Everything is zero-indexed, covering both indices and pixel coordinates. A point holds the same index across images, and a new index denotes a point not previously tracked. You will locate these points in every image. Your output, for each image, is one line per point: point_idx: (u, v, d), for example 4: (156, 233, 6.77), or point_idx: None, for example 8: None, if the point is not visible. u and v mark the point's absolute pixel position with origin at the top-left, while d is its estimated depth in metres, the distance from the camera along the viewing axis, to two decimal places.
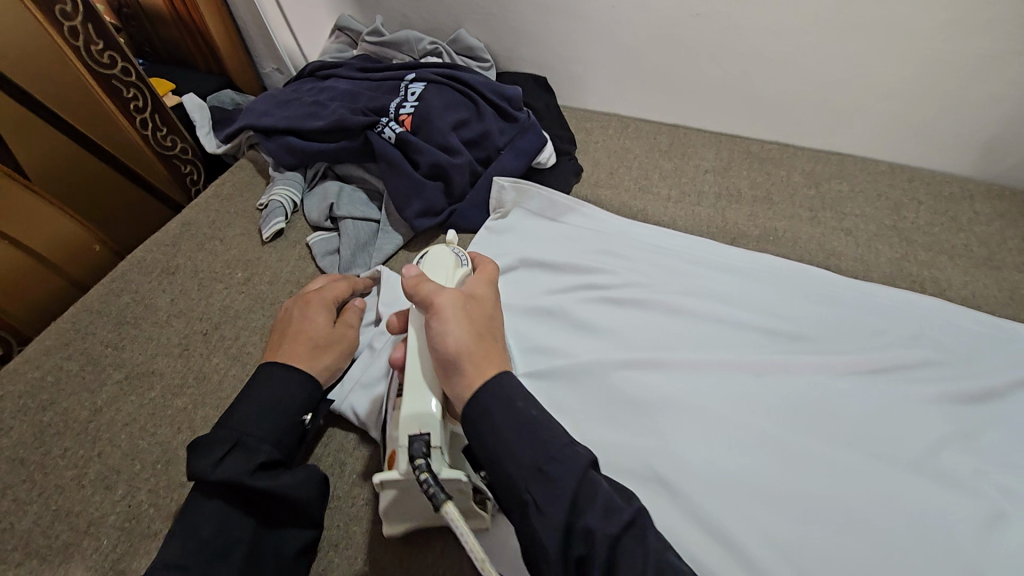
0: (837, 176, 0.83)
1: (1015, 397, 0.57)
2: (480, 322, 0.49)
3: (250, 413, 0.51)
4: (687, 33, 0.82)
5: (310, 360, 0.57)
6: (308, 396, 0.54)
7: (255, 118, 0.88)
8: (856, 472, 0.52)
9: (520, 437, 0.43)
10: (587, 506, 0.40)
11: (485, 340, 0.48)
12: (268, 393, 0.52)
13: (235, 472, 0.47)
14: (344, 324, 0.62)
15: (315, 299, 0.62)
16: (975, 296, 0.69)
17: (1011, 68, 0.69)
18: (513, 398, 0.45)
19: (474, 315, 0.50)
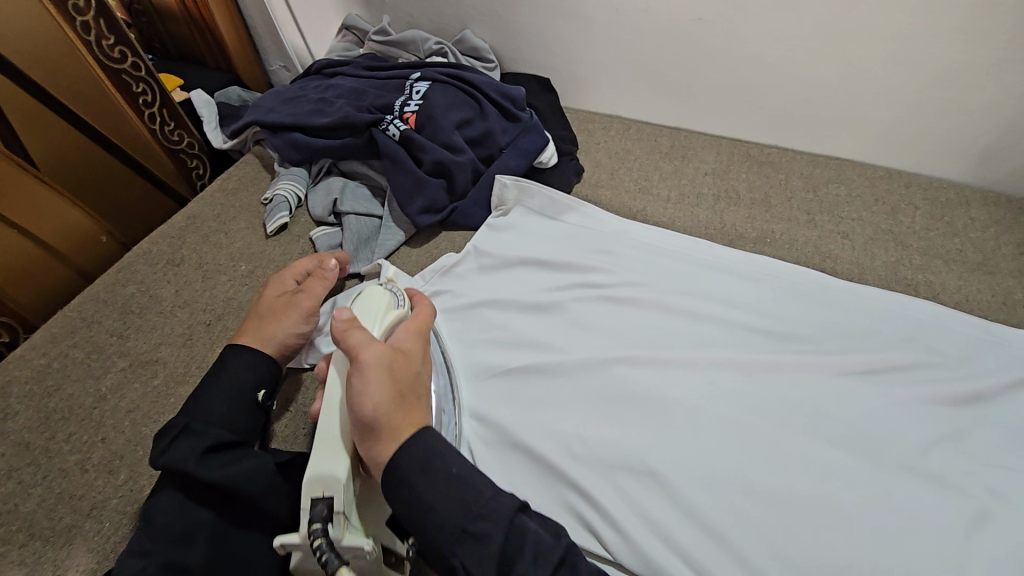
0: (836, 180, 0.84)
1: (1003, 399, 0.58)
2: (409, 380, 0.48)
3: (202, 399, 0.53)
4: (690, 38, 0.83)
5: (253, 334, 0.59)
6: (256, 372, 0.56)
7: (262, 114, 0.89)
8: (846, 467, 0.53)
9: (445, 502, 0.43)
10: (516, 554, 0.41)
11: (409, 400, 0.47)
12: (220, 379, 0.54)
13: (179, 459, 0.49)
14: (303, 295, 0.63)
15: (275, 278, 0.65)
16: (969, 300, 0.70)
17: (1007, 76, 0.70)
18: (432, 456, 0.44)
19: (404, 373, 0.48)
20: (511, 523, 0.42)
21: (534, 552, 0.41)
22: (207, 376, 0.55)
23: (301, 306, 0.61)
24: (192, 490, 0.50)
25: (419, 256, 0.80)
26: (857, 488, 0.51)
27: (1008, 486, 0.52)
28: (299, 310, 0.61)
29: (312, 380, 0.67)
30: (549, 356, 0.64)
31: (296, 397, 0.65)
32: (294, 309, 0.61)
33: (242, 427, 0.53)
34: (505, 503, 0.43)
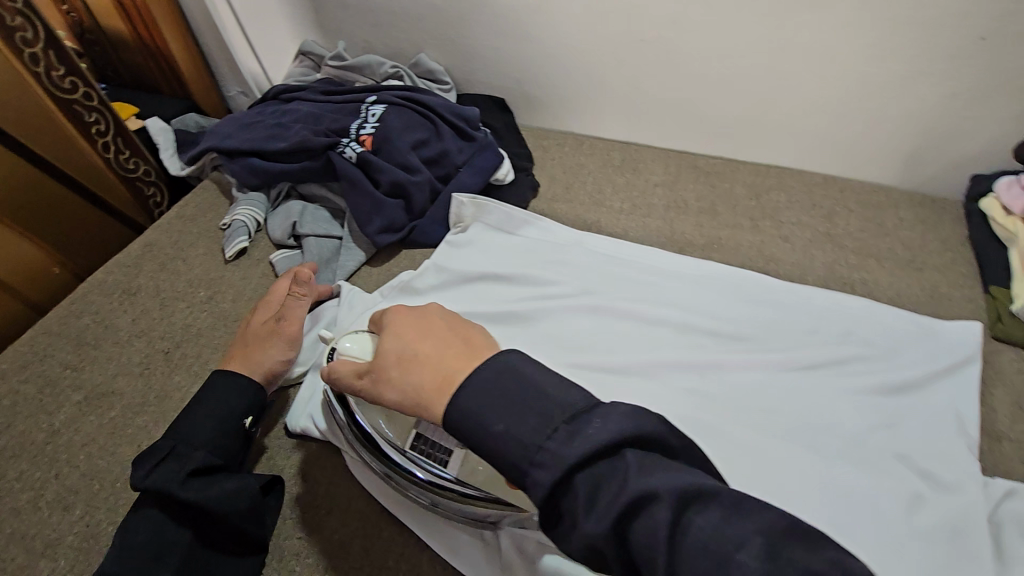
0: (776, 187, 0.89)
1: (931, 386, 0.62)
2: (419, 348, 0.46)
3: (190, 422, 0.55)
4: (633, 57, 0.87)
5: (238, 359, 0.61)
6: (246, 397, 0.58)
7: (218, 140, 0.89)
8: (793, 458, 0.56)
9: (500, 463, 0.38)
10: (575, 502, 0.35)
11: (430, 360, 0.44)
12: (208, 401, 0.56)
13: (163, 480, 0.50)
14: (287, 321, 0.65)
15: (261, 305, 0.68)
16: (899, 295, 0.75)
17: (920, 88, 0.76)
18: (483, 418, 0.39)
19: (407, 348, 0.46)
20: (562, 479, 0.35)
21: (589, 493, 0.35)
22: (196, 399, 0.57)
23: (285, 333, 0.64)
24: (172, 513, 0.50)
25: (380, 275, 0.80)
26: (803, 477, 0.54)
27: (943, 468, 0.55)
28: (284, 336, 0.64)
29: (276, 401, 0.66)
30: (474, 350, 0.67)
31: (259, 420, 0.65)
32: (279, 336, 0.64)
33: (226, 452, 0.54)
34: (554, 456, 0.36)
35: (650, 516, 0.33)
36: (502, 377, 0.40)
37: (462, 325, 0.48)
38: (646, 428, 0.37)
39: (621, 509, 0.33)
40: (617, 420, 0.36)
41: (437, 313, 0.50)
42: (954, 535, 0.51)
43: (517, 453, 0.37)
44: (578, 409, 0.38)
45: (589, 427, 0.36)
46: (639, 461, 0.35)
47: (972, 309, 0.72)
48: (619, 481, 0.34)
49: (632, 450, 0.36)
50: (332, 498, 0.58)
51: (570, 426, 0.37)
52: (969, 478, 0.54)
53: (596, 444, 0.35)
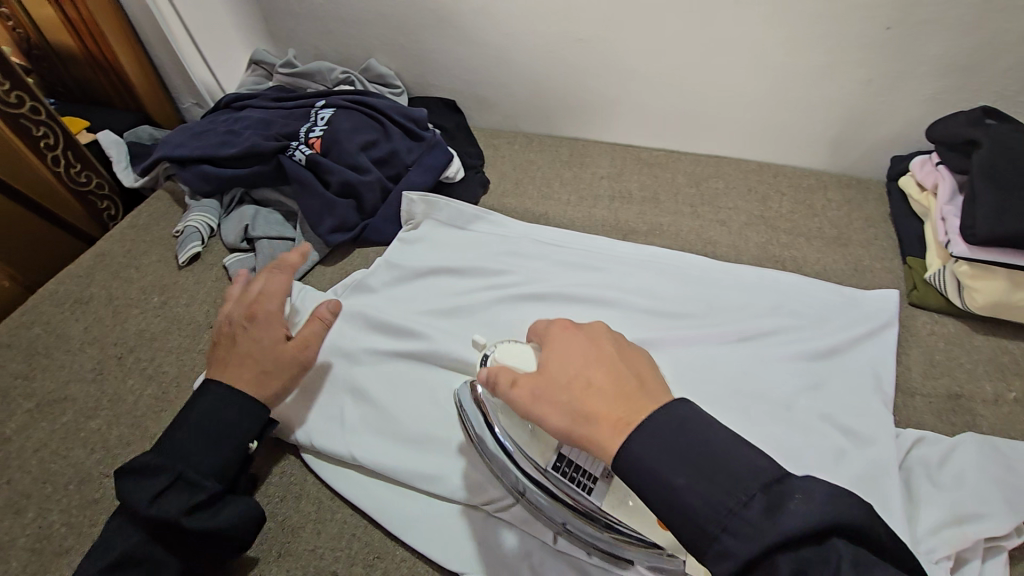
0: (714, 175, 0.94)
1: (851, 350, 0.66)
2: (595, 378, 0.45)
3: (196, 445, 0.53)
4: (574, 56, 0.91)
5: (246, 371, 0.58)
6: (250, 423, 0.56)
7: (169, 150, 0.89)
8: (734, 416, 0.60)
9: (680, 521, 0.38)
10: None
11: (605, 396, 0.43)
12: (215, 423, 0.54)
13: (170, 511, 0.49)
14: (301, 347, 0.62)
15: (265, 318, 0.62)
16: (826, 270, 0.79)
17: (839, 77, 0.82)
18: (669, 480, 0.38)
19: (579, 377, 0.45)
20: (764, 554, 0.34)
21: (792, 574, 0.34)
22: (194, 416, 0.55)
23: (299, 362, 0.61)
24: (167, 537, 0.50)
25: (334, 274, 0.82)
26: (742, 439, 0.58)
27: (861, 424, 0.59)
28: (299, 364, 0.61)
29: None
30: (414, 343, 0.68)
31: None
32: (294, 364, 0.61)
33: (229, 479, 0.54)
34: (755, 526, 0.35)
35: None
36: (681, 427, 0.40)
37: (631, 361, 0.47)
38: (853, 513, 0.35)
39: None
40: (820, 502, 0.35)
41: (607, 343, 0.48)
42: (867, 483, 0.55)
43: (703, 514, 0.37)
44: (771, 478, 0.37)
45: (792, 505, 0.35)
46: (852, 552, 0.34)
47: (893, 279, 0.78)
48: (831, 570, 0.34)
49: (841, 536, 0.35)
50: (285, 487, 0.61)
51: (768, 497, 0.36)
52: (884, 431, 0.58)
53: (796, 527, 0.34)
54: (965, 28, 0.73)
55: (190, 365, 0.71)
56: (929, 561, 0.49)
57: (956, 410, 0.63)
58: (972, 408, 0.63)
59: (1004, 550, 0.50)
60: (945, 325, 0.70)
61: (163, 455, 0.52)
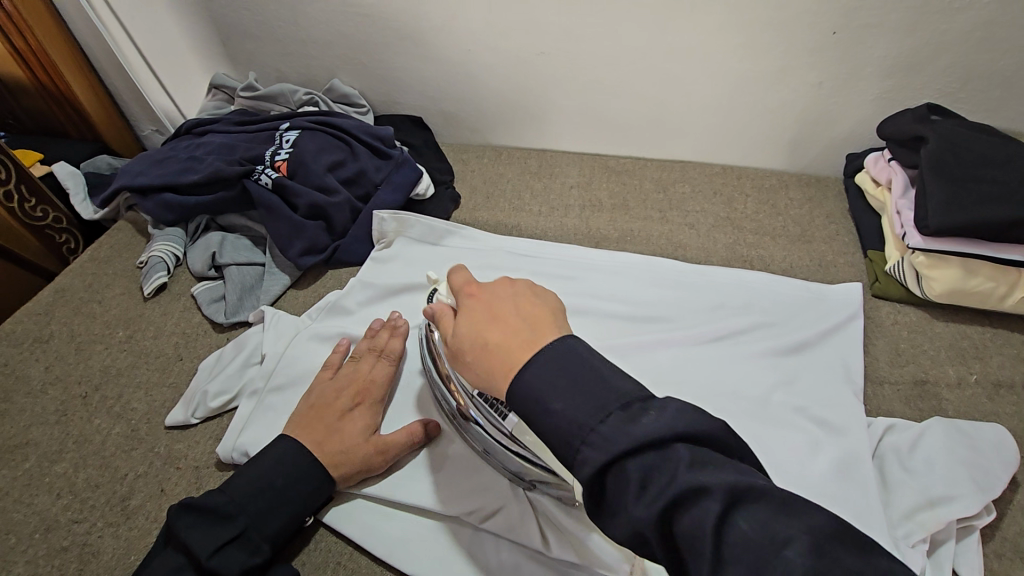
0: (681, 179, 0.96)
1: (821, 344, 0.68)
2: (486, 326, 0.44)
3: (266, 506, 0.53)
4: (536, 69, 0.92)
5: (325, 441, 0.57)
6: (314, 500, 0.55)
7: (130, 179, 0.86)
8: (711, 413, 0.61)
9: (551, 438, 0.38)
10: (623, 486, 0.34)
11: (495, 341, 0.43)
12: (288, 488, 0.54)
13: (228, 568, 0.49)
14: (381, 443, 0.59)
15: (366, 404, 0.62)
16: (792, 267, 0.82)
17: (790, 80, 0.85)
18: (545, 403, 0.38)
19: (476, 332, 0.44)
20: (613, 463, 0.34)
21: (641, 482, 0.34)
22: (270, 470, 0.55)
23: (374, 457, 0.58)
24: None
25: (306, 297, 0.81)
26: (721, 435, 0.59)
27: (835, 416, 0.61)
28: (371, 458, 0.58)
29: (205, 433, 0.65)
30: None
31: (185, 451, 0.64)
32: (368, 456, 0.58)
33: (281, 543, 0.54)
34: (616, 430, 0.35)
35: (698, 509, 0.32)
36: (567, 361, 0.39)
37: (527, 303, 0.46)
38: (706, 430, 0.35)
39: (666, 504, 0.33)
40: (672, 417, 0.35)
41: (506, 292, 0.47)
42: (846, 474, 0.56)
43: (568, 433, 0.36)
44: (635, 398, 0.36)
45: (641, 419, 0.35)
46: (691, 455, 0.34)
47: (855, 272, 0.80)
48: (672, 475, 0.33)
49: (684, 444, 0.34)
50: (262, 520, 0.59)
51: (624, 414, 0.36)
52: (856, 421, 0.60)
53: (644, 439, 0.34)
54: (905, 30, 0.77)
55: (160, 400, 0.68)
56: (905, 545, 0.51)
57: (923, 396, 0.65)
58: (937, 393, 0.65)
59: (976, 529, 0.52)
60: (908, 314, 0.73)
61: (235, 504, 0.52)
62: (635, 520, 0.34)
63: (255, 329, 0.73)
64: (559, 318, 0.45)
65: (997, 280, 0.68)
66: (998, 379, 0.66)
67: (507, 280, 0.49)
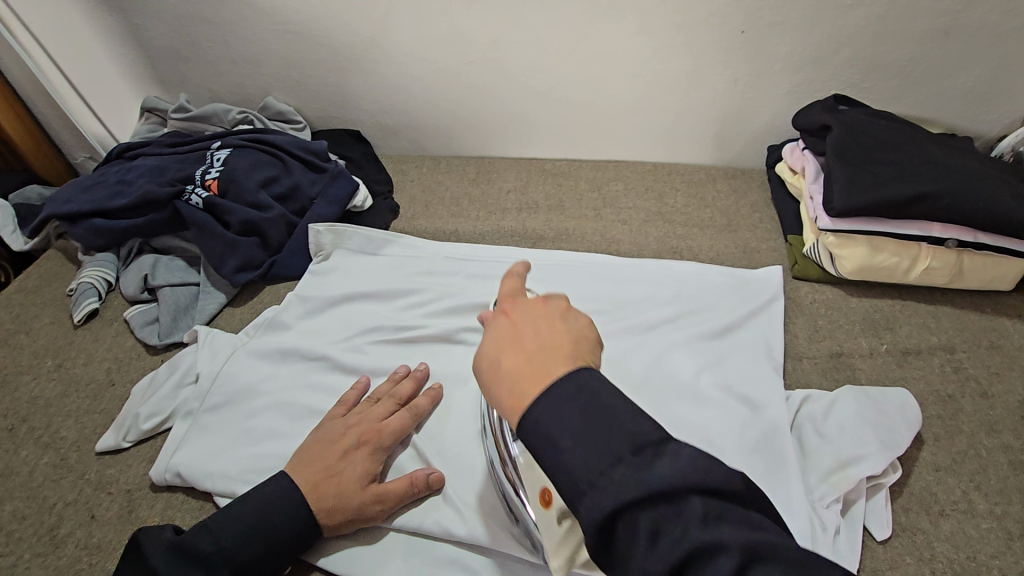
0: (614, 178, 0.99)
1: (744, 327, 0.71)
2: (506, 344, 0.39)
3: (255, 554, 0.51)
4: (467, 78, 0.94)
5: (322, 485, 0.54)
6: (302, 545, 0.53)
7: (57, 206, 0.84)
8: (655, 375, 0.66)
9: (556, 477, 0.34)
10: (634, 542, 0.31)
11: (508, 366, 0.38)
12: (281, 535, 0.52)
13: None
14: (377, 496, 0.55)
15: (370, 446, 0.57)
16: (718, 255, 0.85)
17: (708, 78, 0.89)
18: (557, 438, 0.34)
19: (500, 347, 0.39)
20: (622, 513, 0.31)
21: (652, 533, 0.30)
22: (266, 510, 0.53)
23: (366, 509, 0.54)
24: None
25: (244, 314, 0.80)
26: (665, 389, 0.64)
27: (758, 393, 0.63)
28: (363, 511, 0.55)
29: (138, 455, 0.64)
30: (328, 374, 0.68)
31: (116, 477, 0.62)
32: (360, 507, 0.54)
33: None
34: (631, 475, 0.32)
35: (710, 567, 0.30)
36: (582, 392, 0.35)
37: (561, 323, 0.40)
38: (717, 475, 0.32)
39: (679, 557, 0.30)
40: (689, 465, 0.32)
41: (540, 306, 0.42)
42: (766, 446, 0.59)
43: (578, 472, 0.33)
44: (648, 442, 0.33)
45: (658, 465, 0.32)
46: (706, 512, 0.31)
47: (777, 256, 0.84)
48: (682, 532, 0.30)
49: (698, 495, 0.31)
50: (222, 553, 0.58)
51: (639, 459, 0.32)
52: (776, 397, 0.62)
53: (655, 489, 0.31)
54: (806, 27, 0.82)
55: (90, 427, 0.67)
56: (821, 506, 0.55)
57: (838, 367, 0.69)
58: (851, 364, 0.69)
59: (884, 487, 0.56)
60: (824, 292, 0.77)
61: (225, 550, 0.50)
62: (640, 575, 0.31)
63: (187, 349, 0.72)
64: (586, 350, 0.39)
65: (900, 255, 0.72)
66: (906, 346, 0.70)
67: (538, 299, 0.43)
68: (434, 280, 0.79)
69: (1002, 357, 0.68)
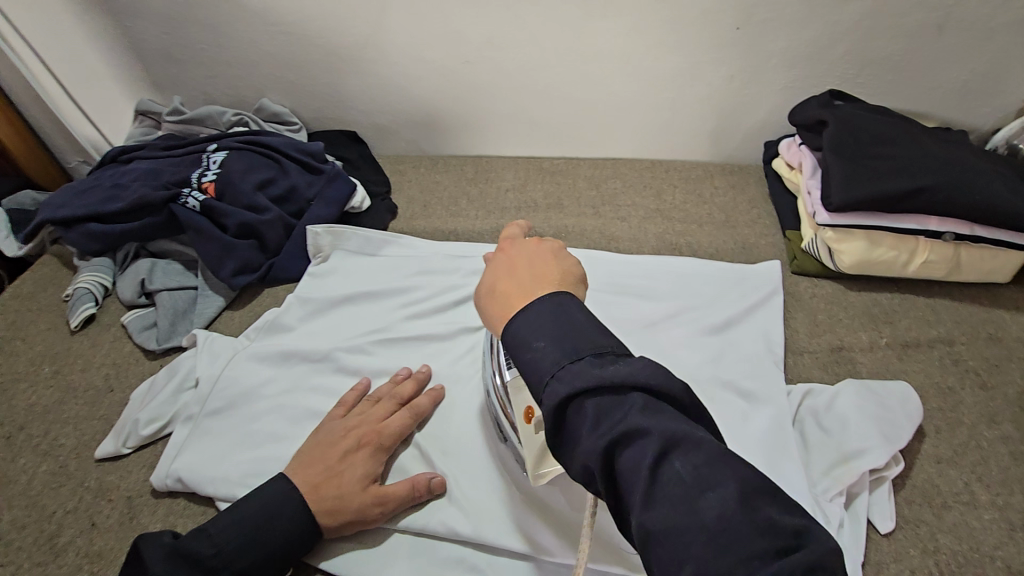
0: (613, 176, 0.99)
1: (744, 322, 0.71)
2: (502, 270, 0.43)
3: (254, 557, 0.51)
4: (464, 77, 0.94)
5: (321, 485, 0.54)
6: (302, 549, 0.53)
7: (51, 211, 0.83)
8: (664, 357, 0.67)
9: (527, 374, 0.37)
10: (580, 421, 0.34)
11: (502, 287, 0.42)
12: (279, 538, 0.51)
13: None
14: (376, 495, 0.55)
15: (371, 446, 0.57)
16: (718, 252, 0.86)
17: (705, 74, 0.89)
18: (532, 340, 0.38)
19: (496, 272, 0.43)
20: (574, 397, 0.34)
21: (597, 416, 0.34)
22: (262, 516, 0.52)
23: (364, 509, 0.54)
24: None
25: (243, 317, 0.80)
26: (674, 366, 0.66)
27: (760, 388, 0.63)
28: (361, 511, 0.54)
29: (138, 461, 0.64)
30: (329, 377, 0.68)
31: (117, 484, 0.62)
32: (358, 506, 0.54)
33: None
34: (587, 371, 0.35)
35: (636, 449, 0.32)
36: (563, 311, 0.39)
37: (553, 259, 0.44)
38: (667, 383, 0.35)
39: (611, 439, 0.33)
40: (643, 368, 0.35)
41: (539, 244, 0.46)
42: (769, 439, 0.59)
43: (543, 366, 0.36)
44: (611, 349, 0.36)
45: (612, 366, 0.35)
46: (647, 403, 0.34)
47: (776, 252, 0.85)
48: (620, 415, 0.33)
49: (640, 392, 0.34)
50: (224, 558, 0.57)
51: (597, 361, 0.35)
52: (777, 391, 0.63)
53: (603, 379, 0.34)
54: (801, 22, 0.82)
55: (89, 434, 0.66)
56: (824, 500, 0.55)
57: (839, 361, 0.69)
58: (852, 358, 0.69)
59: (887, 480, 0.56)
60: (824, 287, 0.77)
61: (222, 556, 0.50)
62: (583, 451, 0.34)
63: (187, 354, 0.71)
64: (572, 283, 0.43)
65: (898, 250, 0.73)
66: (906, 340, 0.70)
67: (535, 239, 0.47)
68: (435, 279, 0.79)
69: (1000, 348, 0.69)
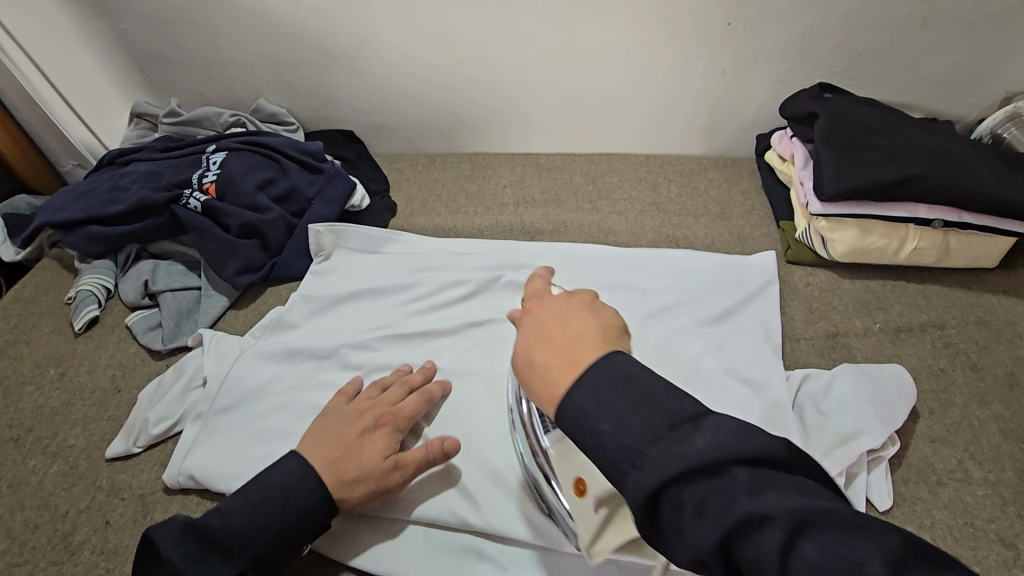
0: (609, 171, 1.00)
1: (740, 311, 0.73)
2: (541, 340, 0.43)
3: (268, 540, 0.51)
4: (459, 75, 0.95)
5: (340, 465, 0.55)
6: (316, 531, 0.53)
7: (50, 215, 0.83)
8: (665, 346, 0.69)
9: (600, 461, 0.36)
10: (680, 514, 0.33)
11: (543, 359, 0.42)
12: (291, 519, 0.52)
13: None
14: (399, 462, 0.56)
15: (389, 424, 0.59)
16: (714, 243, 0.87)
17: (697, 69, 0.90)
18: (596, 422, 0.37)
19: (535, 344, 0.43)
20: (667, 484, 0.33)
21: (697, 503, 0.32)
22: (274, 502, 0.52)
23: (388, 476, 0.55)
24: None
25: (247, 316, 0.80)
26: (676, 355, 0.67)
27: (759, 374, 0.65)
28: (384, 479, 0.55)
29: (149, 459, 0.64)
30: (335, 371, 0.68)
31: (128, 482, 0.62)
32: (381, 474, 0.55)
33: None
34: (670, 450, 0.34)
35: (756, 540, 0.30)
36: (613, 378, 0.38)
37: (589, 319, 0.44)
38: (757, 446, 0.33)
39: (720, 531, 0.31)
40: (727, 434, 0.34)
41: (568, 305, 0.46)
42: (774, 423, 0.60)
43: (617, 452, 0.35)
44: (684, 419, 0.35)
45: (693, 440, 0.34)
46: (750, 478, 0.32)
47: (771, 243, 0.86)
48: (726, 499, 0.32)
49: (741, 466, 0.32)
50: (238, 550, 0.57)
51: (673, 438, 0.34)
52: (775, 377, 0.64)
53: (694, 463, 0.33)
54: (790, 17, 0.84)
55: (98, 434, 0.67)
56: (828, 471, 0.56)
57: (835, 348, 0.71)
58: (847, 343, 0.71)
59: (884, 459, 0.58)
60: (818, 276, 0.79)
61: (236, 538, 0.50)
62: (693, 545, 0.32)
63: (192, 354, 0.72)
64: (615, 338, 0.43)
65: (890, 237, 0.75)
66: (899, 325, 0.72)
67: (563, 298, 0.47)
68: (437, 274, 0.80)
69: (989, 331, 0.71)
